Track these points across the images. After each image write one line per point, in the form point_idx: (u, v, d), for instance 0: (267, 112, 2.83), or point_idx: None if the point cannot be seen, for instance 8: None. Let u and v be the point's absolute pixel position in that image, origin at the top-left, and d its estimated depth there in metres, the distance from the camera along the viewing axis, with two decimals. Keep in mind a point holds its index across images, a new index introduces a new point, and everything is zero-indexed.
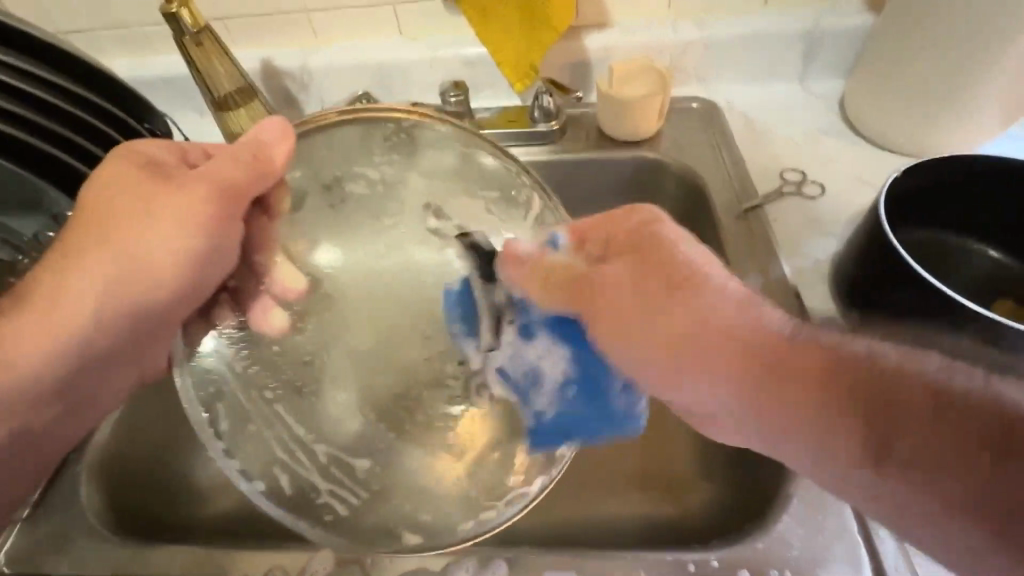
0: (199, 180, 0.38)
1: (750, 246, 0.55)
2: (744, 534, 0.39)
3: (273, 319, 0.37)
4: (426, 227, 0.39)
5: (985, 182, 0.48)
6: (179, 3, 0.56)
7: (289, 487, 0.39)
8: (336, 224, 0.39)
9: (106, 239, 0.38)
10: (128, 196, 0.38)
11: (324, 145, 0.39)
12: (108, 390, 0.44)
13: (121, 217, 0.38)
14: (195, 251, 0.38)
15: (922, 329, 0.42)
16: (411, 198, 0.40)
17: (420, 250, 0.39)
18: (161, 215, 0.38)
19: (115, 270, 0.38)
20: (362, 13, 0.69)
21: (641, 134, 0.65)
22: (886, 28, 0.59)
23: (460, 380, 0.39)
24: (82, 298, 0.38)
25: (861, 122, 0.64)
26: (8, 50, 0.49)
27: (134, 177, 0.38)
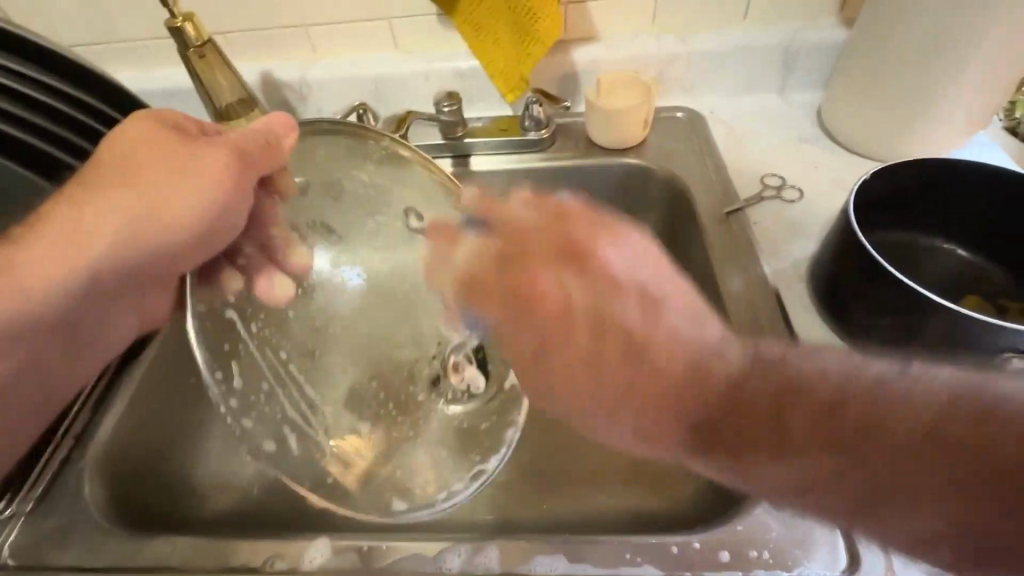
0: (221, 147, 0.41)
1: (731, 248, 0.57)
2: (725, 519, 0.41)
3: (278, 288, 0.41)
4: (409, 228, 0.45)
5: (949, 183, 0.51)
6: (184, 18, 0.60)
7: (297, 448, 0.42)
8: (334, 216, 0.44)
9: (125, 192, 0.40)
10: (153, 154, 0.41)
11: (321, 152, 0.44)
12: (111, 334, 0.48)
13: (145, 172, 0.41)
14: (208, 209, 0.41)
15: (892, 322, 0.45)
16: (392, 207, 0.45)
17: (406, 249, 0.45)
18: (182, 174, 0.41)
19: (129, 219, 0.41)
20: (358, 29, 0.72)
21: (628, 141, 0.68)
22: (857, 41, 0.62)
23: (438, 360, 0.49)
24: (91, 241, 0.40)
25: (837, 130, 0.67)
26: (16, 60, 0.51)
27: (162, 136, 0.42)
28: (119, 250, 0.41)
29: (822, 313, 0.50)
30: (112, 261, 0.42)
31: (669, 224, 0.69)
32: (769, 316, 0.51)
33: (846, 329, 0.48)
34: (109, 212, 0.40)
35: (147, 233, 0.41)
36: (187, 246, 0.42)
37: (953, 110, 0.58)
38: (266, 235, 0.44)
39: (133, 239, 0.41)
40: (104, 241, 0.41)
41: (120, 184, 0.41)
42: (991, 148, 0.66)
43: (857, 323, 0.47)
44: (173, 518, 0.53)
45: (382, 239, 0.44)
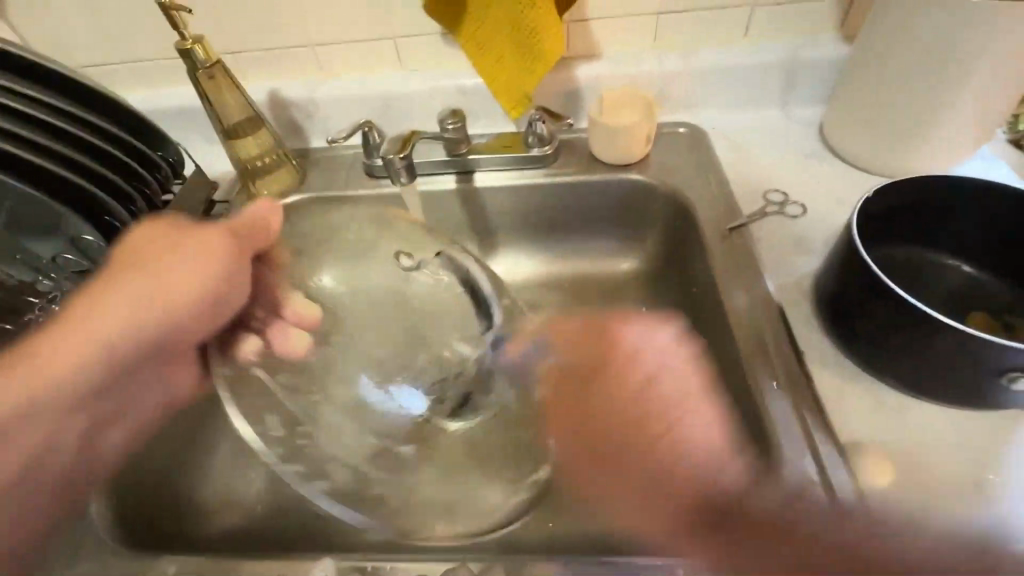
0: (219, 230, 0.42)
1: (734, 264, 0.57)
2: None
3: (293, 342, 0.44)
4: (405, 267, 0.52)
5: (952, 200, 0.51)
6: (194, 41, 0.60)
7: (341, 486, 0.47)
8: (334, 267, 0.50)
9: (131, 284, 0.40)
10: (155, 246, 0.41)
11: (310, 221, 0.53)
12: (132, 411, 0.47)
13: (149, 263, 0.41)
14: (214, 290, 0.41)
15: (898, 340, 0.44)
16: (384, 251, 0.52)
17: (411, 285, 0.51)
18: (183, 260, 0.41)
19: (133, 311, 0.40)
20: (363, 48, 0.73)
21: (631, 157, 0.68)
22: (860, 57, 0.62)
23: (457, 375, 0.50)
24: (91, 339, 0.39)
25: (840, 144, 0.68)
26: (15, 79, 0.51)
27: (161, 231, 0.42)
28: (125, 339, 0.40)
29: (826, 331, 0.50)
30: (125, 352, 0.40)
31: (672, 239, 0.69)
32: (773, 333, 0.51)
33: (851, 347, 0.48)
34: (115, 308, 0.39)
35: (158, 321, 0.41)
36: (201, 321, 0.42)
37: (956, 125, 0.58)
38: (274, 297, 0.45)
39: (144, 328, 0.40)
40: (116, 335, 0.39)
41: (123, 279, 0.40)
42: (995, 162, 0.65)
43: (862, 340, 0.47)
44: (173, 535, 0.53)
45: (391, 282, 0.51)
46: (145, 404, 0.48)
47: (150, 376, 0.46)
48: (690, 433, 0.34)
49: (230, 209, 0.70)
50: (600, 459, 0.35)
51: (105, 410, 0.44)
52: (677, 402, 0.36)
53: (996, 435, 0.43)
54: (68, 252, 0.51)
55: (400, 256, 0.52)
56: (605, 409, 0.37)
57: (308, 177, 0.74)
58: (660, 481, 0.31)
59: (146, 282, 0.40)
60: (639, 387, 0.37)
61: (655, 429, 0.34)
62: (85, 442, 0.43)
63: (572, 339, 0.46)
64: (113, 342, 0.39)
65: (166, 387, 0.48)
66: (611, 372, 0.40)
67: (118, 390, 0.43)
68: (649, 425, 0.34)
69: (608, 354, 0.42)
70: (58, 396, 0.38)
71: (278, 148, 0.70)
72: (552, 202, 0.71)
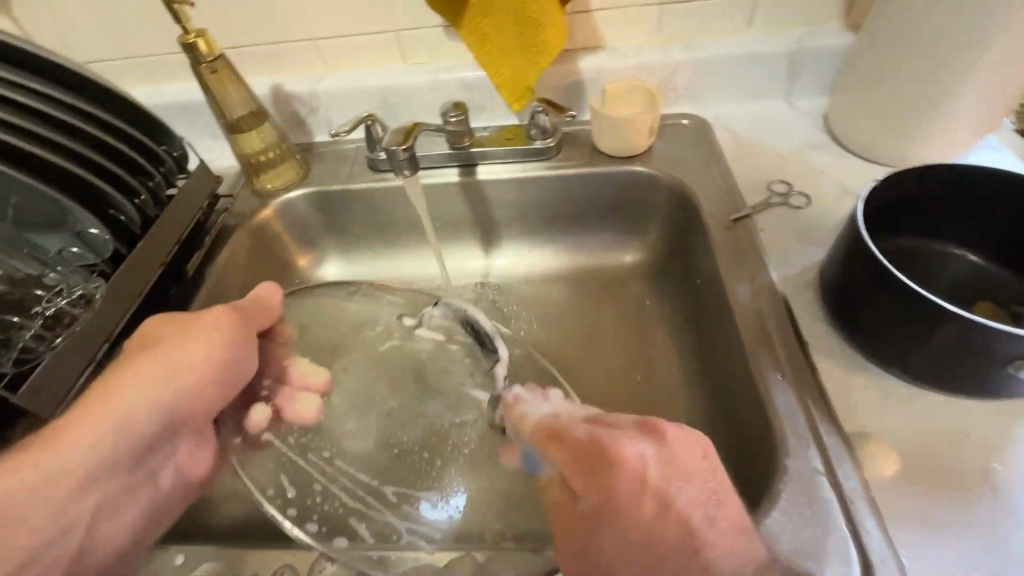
0: (222, 307, 0.48)
1: (738, 256, 0.57)
2: None
3: (304, 406, 0.53)
4: (408, 326, 0.62)
5: (959, 189, 0.50)
6: (196, 35, 0.60)
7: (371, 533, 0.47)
8: (329, 345, 0.59)
9: (148, 358, 0.44)
10: (170, 327, 0.46)
11: (302, 308, 0.61)
12: (120, 522, 0.42)
13: (167, 340, 0.45)
14: (220, 355, 0.46)
15: (903, 330, 0.44)
16: (383, 319, 0.62)
17: (418, 343, 0.60)
18: (191, 335, 0.45)
19: (145, 385, 0.42)
20: (365, 41, 0.73)
21: (634, 149, 0.68)
22: (865, 47, 0.62)
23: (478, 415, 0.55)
24: (94, 425, 0.40)
25: (846, 136, 0.67)
26: (17, 71, 0.51)
27: (172, 317, 0.48)
28: (128, 423, 0.41)
29: (830, 322, 0.50)
30: (138, 424, 0.42)
31: (675, 232, 0.69)
32: (777, 324, 0.51)
33: (854, 337, 0.48)
34: (134, 382, 0.42)
35: (174, 388, 0.44)
36: (216, 388, 0.46)
37: (962, 115, 0.58)
38: (282, 366, 0.53)
39: (158, 397, 0.43)
40: (131, 409, 0.42)
41: (139, 360, 0.44)
42: (1002, 152, 0.65)
43: (866, 331, 0.47)
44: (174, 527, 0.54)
45: (408, 339, 0.60)
46: (166, 482, 0.45)
47: (163, 458, 0.45)
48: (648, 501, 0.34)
49: (233, 204, 0.70)
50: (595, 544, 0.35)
51: (126, 495, 0.42)
52: (660, 487, 0.34)
53: (1003, 425, 0.43)
54: (77, 245, 0.51)
55: (401, 316, 0.62)
56: (589, 503, 0.35)
57: (311, 172, 0.74)
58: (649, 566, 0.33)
59: (160, 361, 0.44)
60: (634, 493, 0.34)
61: (628, 505, 0.34)
62: (101, 519, 0.41)
63: (566, 456, 0.38)
64: (128, 417, 0.41)
65: (182, 468, 0.46)
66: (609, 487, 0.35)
67: (136, 472, 0.43)
68: (622, 500, 0.34)
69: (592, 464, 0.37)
70: (75, 471, 0.39)
71: (282, 142, 0.70)
72: (555, 196, 0.71)
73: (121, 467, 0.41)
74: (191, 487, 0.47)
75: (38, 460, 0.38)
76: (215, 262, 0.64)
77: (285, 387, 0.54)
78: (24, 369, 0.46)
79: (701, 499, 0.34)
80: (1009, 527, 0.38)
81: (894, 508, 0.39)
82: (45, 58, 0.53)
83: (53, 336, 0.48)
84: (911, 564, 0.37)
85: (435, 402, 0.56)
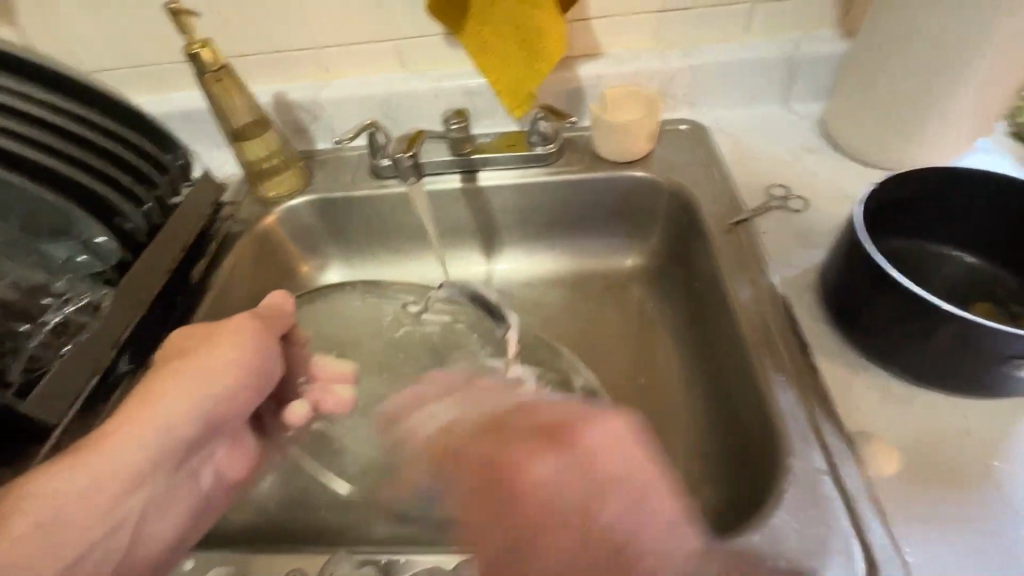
0: (246, 314, 0.48)
1: (739, 259, 0.58)
2: (741, 529, 0.41)
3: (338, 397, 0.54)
4: (413, 313, 0.63)
5: (954, 191, 0.51)
6: (201, 45, 0.61)
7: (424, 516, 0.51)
8: (341, 339, 0.61)
9: (182, 366, 0.44)
10: (196, 335, 0.46)
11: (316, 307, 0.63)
12: (164, 523, 0.44)
13: (197, 346, 0.45)
14: (251, 361, 0.46)
15: (902, 330, 0.45)
16: (389, 310, 0.63)
17: (426, 328, 0.62)
18: (220, 342, 0.46)
19: (181, 393, 0.43)
20: (368, 50, 0.74)
21: (634, 154, 0.69)
22: (860, 52, 0.63)
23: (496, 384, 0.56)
24: (135, 433, 0.40)
25: (843, 140, 0.68)
26: (28, 84, 0.53)
27: (199, 325, 0.48)
28: (168, 430, 0.42)
29: (831, 323, 0.51)
30: (182, 430, 0.43)
31: (675, 235, 0.69)
32: (779, 326, 0.52)
33: (855, 337, 0.48)
34: (177, 390, 0.43)
35: (210, 397, 0.44)
36: (250, 393, 0.47)
37: (956, 119, 0.59)
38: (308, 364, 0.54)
39: (200, 405, 0.43)
40: (170, 414, 0.42)
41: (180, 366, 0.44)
42: (996, 154, 0.66)
43: (866, 331, 0.47)
44: None
45: (416, 325, 0.62)
46: (204, 482, 0.47)
47: (202, 457, 0.47)
48: (542, 485, 0.32)
49: (237, 211, 0.70)
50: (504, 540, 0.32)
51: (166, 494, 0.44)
52: (572, 500, 0.31)
53: (1003, 423, 0.44)
54: (82, 254, 0.52)
55: (406, 303, 0.63)
56: (489, 508, 0.34)
57: (314, 179, 0.75)
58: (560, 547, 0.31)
59: (200, 368, 0.44)
60: (540, 513, 0.32)
61: (540, 509, 0.32)
62: (147, 517, 0.42)
63: (466, 479, 0.37)
64: (170, 424, 0.42)
65: (220, 469, 0.49)
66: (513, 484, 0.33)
67: (174, 476, 0.44)
68: (522, 491, 0.33)
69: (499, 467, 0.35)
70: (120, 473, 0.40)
71: (285, 149, 0.71)
72: (557, 200, 0.72)
73: (163, 470, 0.43)
74: (230, 489, 0.50)
75: (85, 464, 0.38)
76: (220, 269, 0.65)
77: (316, 386, 0.54)
78: (33, 377, 0.46)
79: (617, 491, 0.32)
80: (1010, 524, 0.39)
81: (897, 507, 0.40)
82: (52, 69, 0.54)
83: (60, 343, 0.48)
84: (915, 561, 0.37)
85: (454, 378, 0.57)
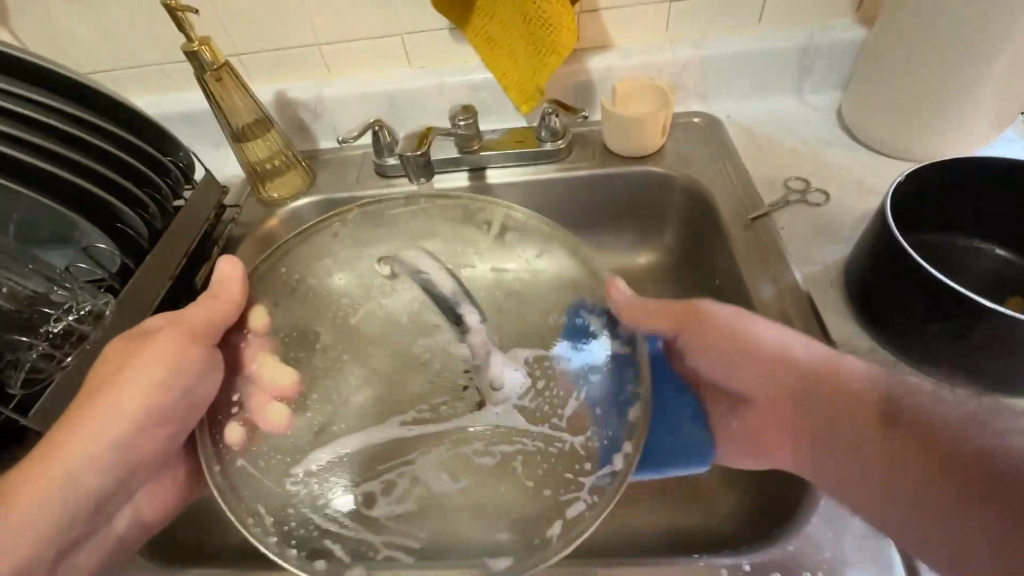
0: (172, 326, 0.45)
1: (759, 255, 0.56)
2: (773, 537, 0.39)
3: (275, 414, 0.44)
4: (384, 274, 0.52)
5: (986, 182, 0.49)
6: (200, 42, 0.59)
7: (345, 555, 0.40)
8: (298, 299, 0.50)
9: (103, 402, 0.42)
10: (112, 364, 0.44)
11: (284, 259, 0.51)
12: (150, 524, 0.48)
13: (115, 374, 0.43)
14: (181, 379, 0.43)
15: (934, 329, 0.43)
16: (369, 265, 0.53)
17: (392, 300, 0.52)
18: (139, 367, 0.43)
19: (99, 429, 0.42)
20: (371, 45, 0.72)
21: (647, 148, 0.67)
22: (880, 40, 0.61)
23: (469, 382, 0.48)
24: (43, 479, 0.40)
25: (861, 131, 0.66)
26: (18, 82, 0.50)
27: (118, 347, 0.45)
28: (100, 464, 0.42)
29: (857, 321, 0.49)
30: (82, 478, 0.41)
31: (688, 232, 0.68)
32: (802, 325, 0.50)
33: (882, 335, 0.47)
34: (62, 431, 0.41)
35: (130, 429, 0.43)
36: (176, 421, 0.45)
37: (982, 107, 0.57)
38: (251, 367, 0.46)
39: (102, 447, 0.42)
40: (94, 452, 0.42)
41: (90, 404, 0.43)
42: (1017, 144, 0.64)
43: (896, 330, 0.46)
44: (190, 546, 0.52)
45: (387, 291, 0.52)
46: (121, 524, 0.46)
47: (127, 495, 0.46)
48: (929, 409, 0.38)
49: (240, 214, 0.69)
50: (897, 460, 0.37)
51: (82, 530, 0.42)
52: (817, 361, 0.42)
53: None
54: (83, 261, 0.50)
55: (378, 263, 0.53)
56: (857, 430, 0.39)
57: (318, 179, 0.73)
58: (938, 458, 0.36)
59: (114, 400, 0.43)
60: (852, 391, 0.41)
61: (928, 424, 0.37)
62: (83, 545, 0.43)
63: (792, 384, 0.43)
64: (96, 457, 0.42)
65: (139, 505, 0.47)
66: (905, 409, 0.38)
67: (97, 514, 0.43)
68: (901, 411, 0.38)
69: (739, 352, 0.45)
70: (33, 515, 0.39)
71: (287, 149, 0.69)
72: (568, 198, 0.70)
73: (91, 507, 0.42)
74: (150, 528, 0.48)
75: None
76: None
77: (258, 393, 0.45)
78: (35, 389, 0.45)
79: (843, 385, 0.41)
80: None
81: None
82: (46, 69, 0.52)
83: (61, 355, 0.46)
84: None
85: (412, 379, 0.49)
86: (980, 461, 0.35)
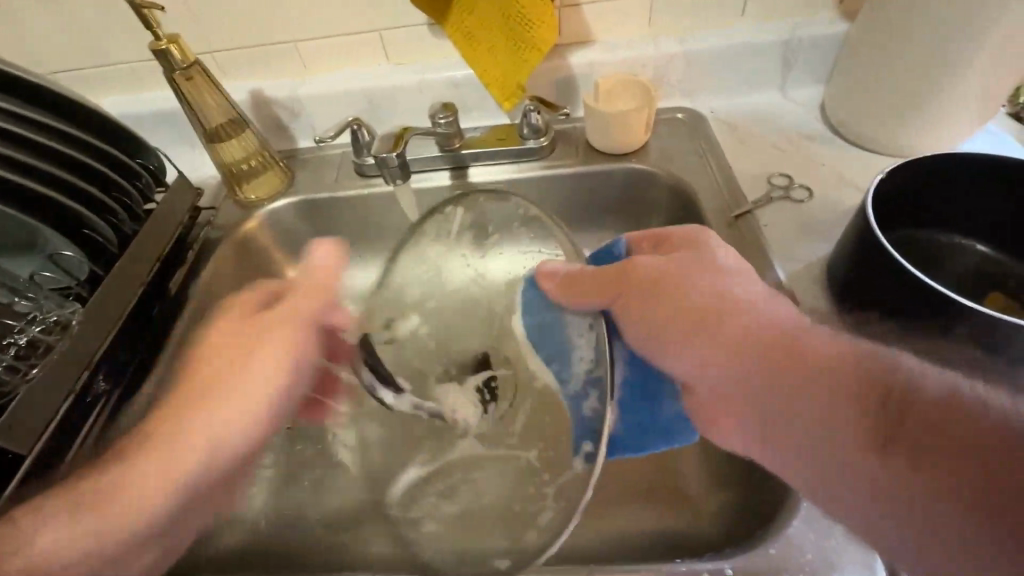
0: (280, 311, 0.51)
1: (742, 253, 0.55)
2: (756, 540, 0.39)
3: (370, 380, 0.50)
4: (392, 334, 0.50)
5: (967, 178, 0.49)
6: (169, 40, 0.57)
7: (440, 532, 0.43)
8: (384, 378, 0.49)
9: (227, 365, 0.48)
10: (230, 335, 0.51)
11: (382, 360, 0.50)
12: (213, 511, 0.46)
13: (234, 343, 0.50)
14: (295, 341, 0.50)
15: (915, 327, 0.43)
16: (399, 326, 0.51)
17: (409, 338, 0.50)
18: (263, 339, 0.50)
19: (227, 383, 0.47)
20: (348, 41, 0.70)
21: (630, 145, 0.66)
22: (862, 35, 0.60)
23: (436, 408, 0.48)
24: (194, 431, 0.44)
25: (843, 125, 0.66)
26: None
27: (236, 322, 0.52)
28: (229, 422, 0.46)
29: (840, 318, 0.49)
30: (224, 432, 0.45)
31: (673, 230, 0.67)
32: None
33: (865, 332, 0.47)
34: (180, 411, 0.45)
35: (256, 389, 0.48)
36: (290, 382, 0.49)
37: (964, 102, 0.57)
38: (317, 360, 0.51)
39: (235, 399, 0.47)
40: (226, 413, 0.46)
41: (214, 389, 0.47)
42: (997, 137, 0.64)
43: (878, 328, 0.45)
44: None
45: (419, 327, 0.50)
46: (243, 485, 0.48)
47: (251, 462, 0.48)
48: (901, 369, 0.32)
49: (216, 216, 0.67)
50: (891, 432, 0.29)
51: (177, 528, 0.43)
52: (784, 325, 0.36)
53: None
54: (49, 269, 0.49)
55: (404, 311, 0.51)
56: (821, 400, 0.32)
57: (297, 179, 0.71)
58: (932, 423, 0.29)
59: (243, 387, 0.47)
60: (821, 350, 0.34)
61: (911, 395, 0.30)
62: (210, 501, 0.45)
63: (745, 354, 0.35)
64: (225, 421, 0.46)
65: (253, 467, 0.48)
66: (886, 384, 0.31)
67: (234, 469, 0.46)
68: (878, 376, 0.31)
69: (674, 311, 0.37)
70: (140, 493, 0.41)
71: (264, 149, 0.68)
72: (551, 196, 0.69)
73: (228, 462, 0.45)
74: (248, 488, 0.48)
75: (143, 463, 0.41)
76: (199, 279, 0.61)
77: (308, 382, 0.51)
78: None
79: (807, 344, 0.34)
80: None
81: None
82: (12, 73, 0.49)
83: (26, 366, 0.45)
84: None
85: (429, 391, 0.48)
86: (985, 418, 0.27)
